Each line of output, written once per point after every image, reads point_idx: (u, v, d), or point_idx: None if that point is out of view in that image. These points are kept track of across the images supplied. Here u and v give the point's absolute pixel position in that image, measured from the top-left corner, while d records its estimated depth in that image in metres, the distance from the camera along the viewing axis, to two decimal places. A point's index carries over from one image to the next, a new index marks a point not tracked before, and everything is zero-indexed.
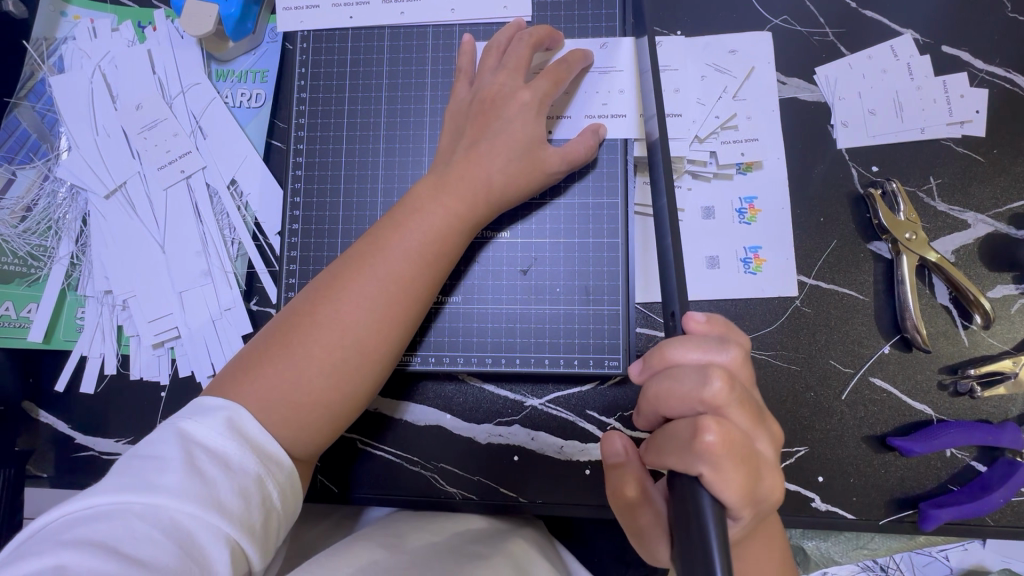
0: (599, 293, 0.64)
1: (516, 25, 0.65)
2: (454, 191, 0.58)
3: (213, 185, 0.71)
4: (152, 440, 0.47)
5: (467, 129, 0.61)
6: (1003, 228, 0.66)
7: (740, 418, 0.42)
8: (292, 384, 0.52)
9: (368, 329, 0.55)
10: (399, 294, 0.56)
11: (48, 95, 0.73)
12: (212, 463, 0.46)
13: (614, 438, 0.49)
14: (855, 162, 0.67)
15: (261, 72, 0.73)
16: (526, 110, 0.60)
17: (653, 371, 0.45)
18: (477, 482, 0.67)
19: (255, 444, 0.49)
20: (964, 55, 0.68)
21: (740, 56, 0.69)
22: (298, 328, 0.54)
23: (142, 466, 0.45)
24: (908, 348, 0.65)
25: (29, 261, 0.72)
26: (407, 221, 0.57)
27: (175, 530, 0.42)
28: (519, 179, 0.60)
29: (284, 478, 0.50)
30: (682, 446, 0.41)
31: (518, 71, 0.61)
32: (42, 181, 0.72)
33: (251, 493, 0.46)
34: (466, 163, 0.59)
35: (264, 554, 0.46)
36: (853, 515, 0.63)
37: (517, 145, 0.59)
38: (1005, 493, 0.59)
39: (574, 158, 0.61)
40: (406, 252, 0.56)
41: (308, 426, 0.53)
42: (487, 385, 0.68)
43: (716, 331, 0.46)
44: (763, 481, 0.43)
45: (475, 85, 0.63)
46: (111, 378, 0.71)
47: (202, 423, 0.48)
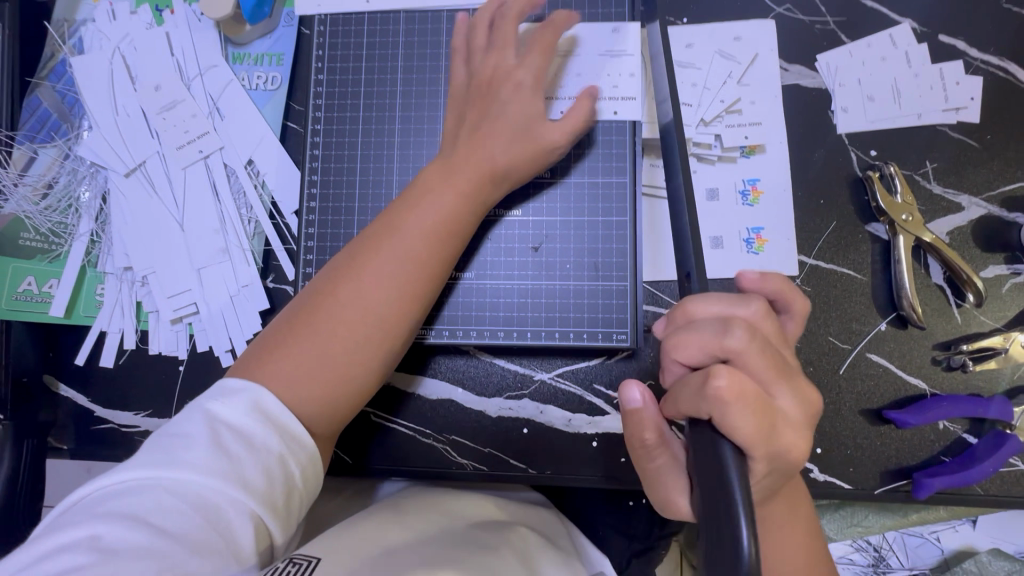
0: (607, 270, 0.66)
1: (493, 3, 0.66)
2: (464, 170, 0.60)
3: (231, 165, 0.73)
4: (180, 419, 0.49)
5: (467, 114, 0.63)
6: (996, 210, 0.68)
7: (760, 367, 0.42)
8: (315, 362, 0.55)
9: (385, 307, 0.57)
10: (412, 273, 0.57)
11: (69, 76, 0.74)
12: (236, 441, 0.47)
13: (631, 387, 0.49)
14: (855, 146, 0.70)
15: (277, 55, 0.75)
16: (522, 88, 0.62)
17: (676, 325, 0.45)
18: (488, 454, 0.69)
19: (278, 424, 0.51)
20: (961, 44, 0.70)
21: (744, 43, 0.71)
22: (316, 309, 0.57)
23: (170, 444, 0.47)
24: (904, 325, 0.67)
25: (51, 238, 0.73)
26: (420, 202, 0.59)
27: (202, 504, 0.44)
28: (521, 159, 0.61)
29: (305, 457, 0.52)
30: (695, 394, 0.42)
31: (538, 53, 0.63)
32: (63, 160, 0.74)
33: (274, 471, 0.48)
34: (473, 144, 0.61)
35: (286, 530, 0.48)
36: (848, 485, 0.66)
37: (515, 125, 0.61)
38: (993, 463, 0.62)
39: (575, 128, 0.62)
40: (417, 233, 0.58)
41: (327, 401, 0.55)
42: (498, 360, 0.70)
43: (769, 286, 0.48)
44: (781, 437, 0.42)
45: (470, 65, 0.65)
46: (130, 353, 0.73)
47: (228, 404, 0.50)
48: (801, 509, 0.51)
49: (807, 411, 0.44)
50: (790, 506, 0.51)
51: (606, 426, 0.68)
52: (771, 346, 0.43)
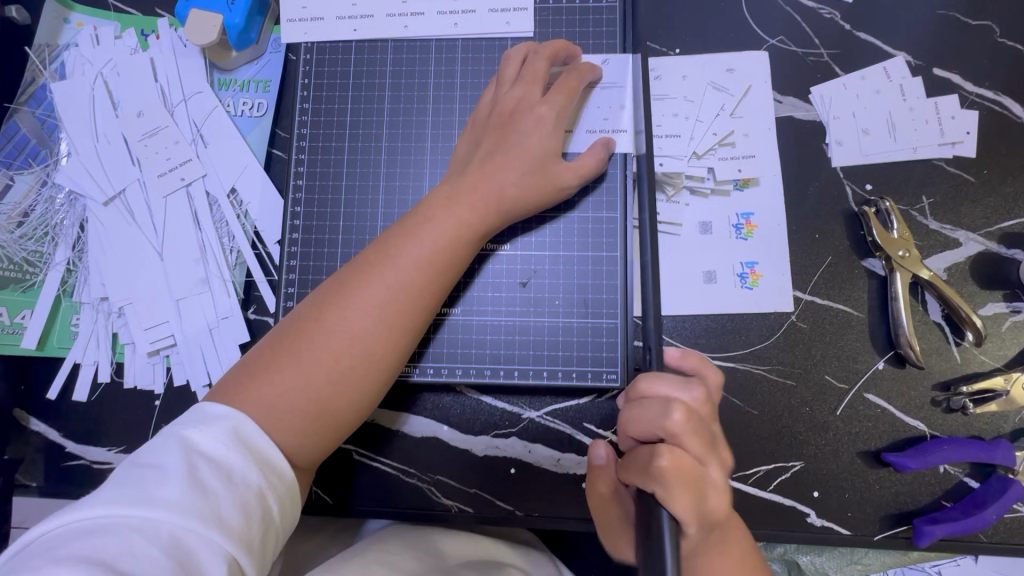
0: (597, 306, 0.65)
1: (529, 42, 0.66)
2: (465, 200, 0.59)
3: (213, 194, 0.71)
4: (154, 448, 0.46)
5: (484, 141, 0.62)
6: (994, 246, 0.67)
7: (694, 448, 0.45)
8: (297, 392, 0.52)
9: (375, 338, 0.55)
10: (408, 302, 0.56)
11: (49, 101, 0.73)
12: (213, 474, 0.45)
13: (597, 446, 0.56)
14: (850, 180, 0.68)
15: (263, 82, 0.73)
16: (543, 123, 0.61)
17: (629, 400, 0.50)
18: (473, 494, 0.67)
19: (258, 456, 0.48)
20: (955, 78, 0.70)
21: (737, 75, 0.70)
22: (306, 334, 0.54)
23: (141, 476, 0.44)
24: (901, 365, 0.65)
25: (25, 267, 0.71)
26: (419, 229, 0.58)
27: (173, 545, 0.41)
28: (532, 193, 0.60)
29: (285, 491, 0.49)
30: (641, 468, 0.45)
31: (536, 84, 0.62)
32: (39, 187, 0.72)
33: (252, 507, 0.46)
34: (479, 175, 0.60)
35: (260, 571, 0.46)
36: (847, 531, 0.63)
37: (530, 158, 0.60)
38: (999, 509, 0.60)
39: (586, 172, 0.62)
40: (417, 259, 0.57)
41: (312, 433, 0.53)
42: (485, 397, 0.68)
43: (691, 363, 0.53)
44: (714, 508, 0.45)
45: (497, 95, 0.64)
46: (104, 386, 0.70)
47: (206, 433, 0.47)
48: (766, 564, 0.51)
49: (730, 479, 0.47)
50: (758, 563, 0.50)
51: None
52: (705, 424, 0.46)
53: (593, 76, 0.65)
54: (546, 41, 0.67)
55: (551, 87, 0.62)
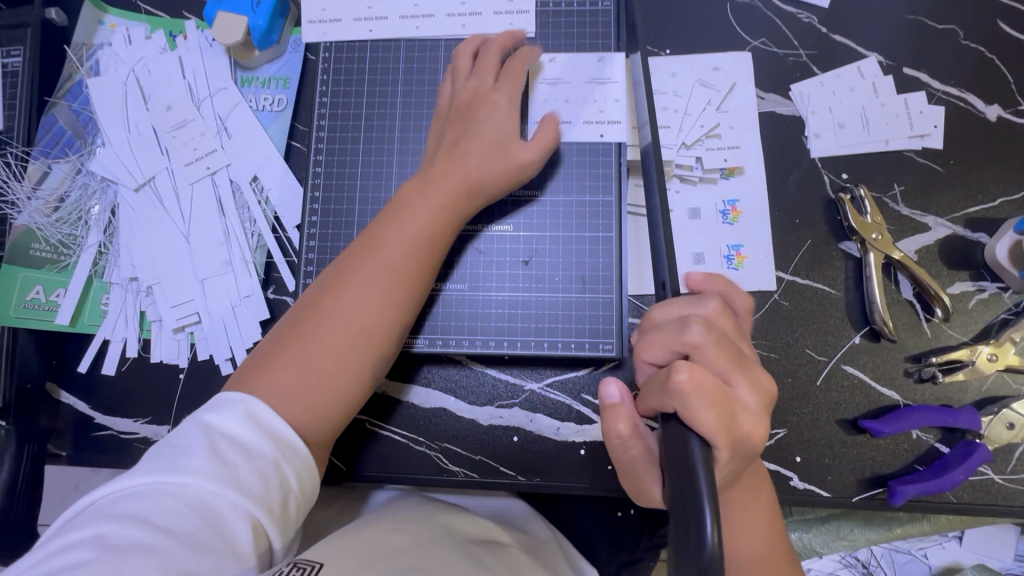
0: (594, 283, 0.70)
1: (481, 37, 0.72)
2: (435, 184, 0.64)
3: (236, 182, 0.77)
4: (181, 429, 0.52)
5: (447, 130, 0.67)
6: (960, 230, 0.72)
7: (717, 369, 0.46)
8: (305, 372, 0.57)
9: (370, 317, 0.60)
10: (396, 283, 0.61)
11: (84, 96, 0.78)
12: (231, 446, 0.50)
13: (609, 384, 0.53)
14: (827, 170, 0.74)
15: (283, 79, 0.79)
16: (497, 110, 0.66)
17: (644, 328, 0.51)
18: (479, 461, 0.71)
19: (273, 430, 0.53)
20: (923, 76, 0.76)
21: (723, 73, 0.76)
22: (306, 323, 0.60)
23: (170, 454, 0.49)
24: (876, 339, 0.71)
25: (60, 249, 0.76)
26: (398, 217, 0.63)
27: (199, 505, 0.46)
28: (497, 173, 0.65)
29: (300, 463, 0.53)
30: (660, 389, 0.45)
31: (486, 74, 0.68)
32: (74, 175, 0.77)
33: (269, 476, 0.50)
34: (447, 161, 0.65)
35: (283, 533, 0.50)
36: (827, 493, 0.68)
37: (489, 143, 0.65)
38: (963, 471, 0.65)
39: (544, 144, 0.66)
40: (398, 244, 0.62)
41: (322, 409, 0.58)
42: (490, 369, 0.73)
43: (715, 286, 0.53)
44: (743, 424, 0.45)
45: (455, 86, 0.69)
46: (132, 360, 0.75)
47: (223, 415, 0.52)
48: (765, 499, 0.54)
49: (764, 398, 0.47)
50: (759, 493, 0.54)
51: (594, 435, 0.71)
52: (730, 346, 0.47)
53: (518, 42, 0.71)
54: (493, 36, 0.72)
55: (501, 75, 0.68)
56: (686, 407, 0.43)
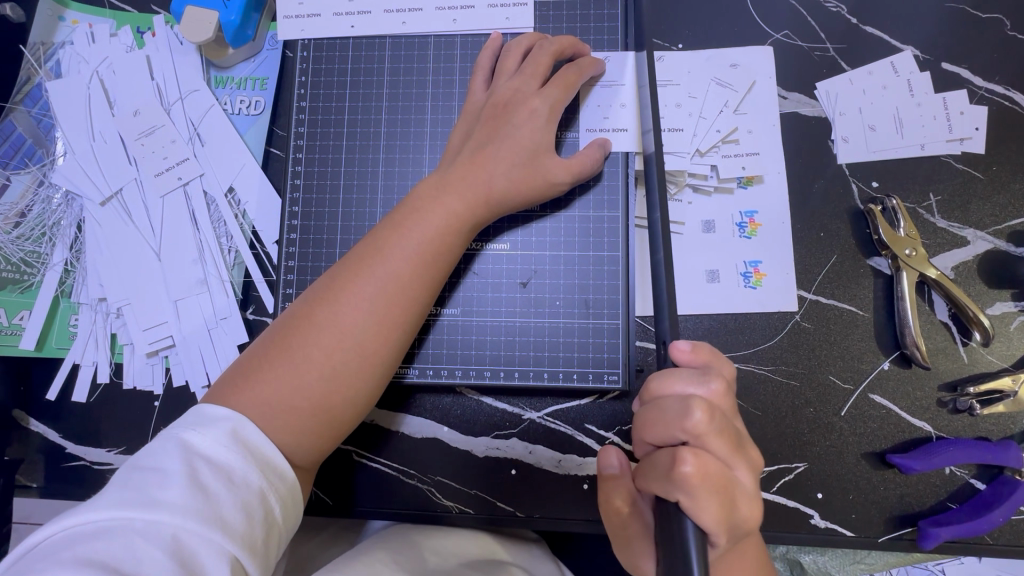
0: (598, 306, 0.64)
1: (538, 34, 0.65)
2: (454, 192, 0.58)
3: (210, 193, 0.71)
4: (154, 451, 0.46)
5: (475, 132, 0.61)
6: (1002, 244, 0.66)
7: (720, 455, 0.42)
8: (291, 388, 0.52)
9: (368, 332, 0.55)
10: (399, 295, 0.55)
11: (45, 101, 0.72)
12: (214, 476, 0.45)
13: (610, 454, 0.52)
14: (855, 178, 0.67)
15: (260, 80, 0.73)
16: (536, 116, 0.60)
17: (643, 401, 0.46)
18: (474, 495, 0.66)
19: (258, 456, 0.49)
20: (964, 72, 0.68)
21: (741, 70, 0.69)
22: (298, 332, 0.54)
23: (143, 480, 0.44)
24: (907, 365, 0.65)
25: (23, 267, 0.71)
26: (407, 222, 0.57)
27: (176, 547, 0.41)
28: (522, 187, 0.59)
29: (286, 491, 0.49)
30: (663, 475, 0.42)
31: (535, 77, 0.61)
32: (36, 187, 0.71)
33: (254, 508, 0.46)
34: (470, 166, 0.59)
35: (264, 572, 0.46)
36: (851, 532, 0.63)
37: (522, 151, 0.59)
38: (1004, 511, 0.59)
39: (579, 170, 0.60)
40: (406, 253, 0.56)
41: (309, 431, 0.53)
42: (485, 398, 0.67)
43: (702, 359, 0.46)
44: (743, 514, 0.43)
45: (491, 87, 0.63)
46: (103, 387, 0.70)
47: (205, 435, 0.47)
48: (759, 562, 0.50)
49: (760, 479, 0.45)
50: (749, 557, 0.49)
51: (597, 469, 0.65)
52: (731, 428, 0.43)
53: (577, 50, 0.64)
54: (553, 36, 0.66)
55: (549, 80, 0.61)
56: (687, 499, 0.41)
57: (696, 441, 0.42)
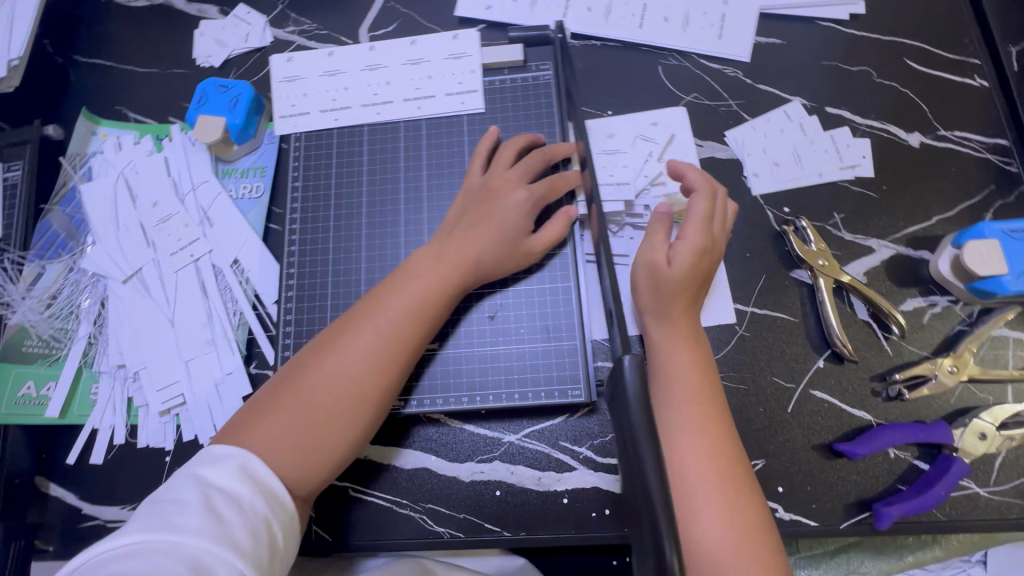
0: (557, 331, 0.73)
1: (530, 138, 0.77)
2: (449, 259, 0.67)
3: (218, 265, 0.81)
4: (173, 486, 0.52)
5: (468, 210, 0.71)
6: (903, 249, 0.76)
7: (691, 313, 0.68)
8: (297, 428, 0.58)
9: (369, 381, 0.61)
10: (399, 350, 0.63)
11: (77, 200, 0.85)
12: (227, 504, 0.51)
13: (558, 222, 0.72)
14: (769, 206, 0.79)
15: (260, 168, 0.85)
16: (520, 205, 0.70)
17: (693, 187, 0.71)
18: (463, 519, 0.71)
19: (263, 487, 0.55)
20: (845, 113, 0.82)
21: (660, 126, 0.83)
22: (304, 379, 0.61)
23: (163, 509, 0.50)
24: (840, 361, 0.72)
25: (51, 342, 0.80)
26: (406, 284, 0.65)
27: (196, 565, 0.47)
28: (503, 258, 0.69)
29: (287, 519, 0.56)
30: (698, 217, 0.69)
31: (523, 172, 0.72)
32: (66, 273, 0.82)
33: (260, 533, 0.52)
34: (461, 238, 0.68)
35: None
36: (814, 522, 0.68)
37: (505, 231, 0.69)
38: (944, 485, 0.65)
39: (552, 239, 0.71)
40: (404, 312, 0.64)
41: (311, 469, 0.59)
42: (468, 425, 0.74)
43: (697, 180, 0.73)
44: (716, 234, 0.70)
45: (487, 172, 0.74)
46: (119, 447, 0.76)
47: (217, 469, 0.54)
48: (757, 508, 0.59)
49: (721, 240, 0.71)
50: (745, 499, 0.59)
51: (574, 482, 0.71)
52: (712, 254, 0.69)
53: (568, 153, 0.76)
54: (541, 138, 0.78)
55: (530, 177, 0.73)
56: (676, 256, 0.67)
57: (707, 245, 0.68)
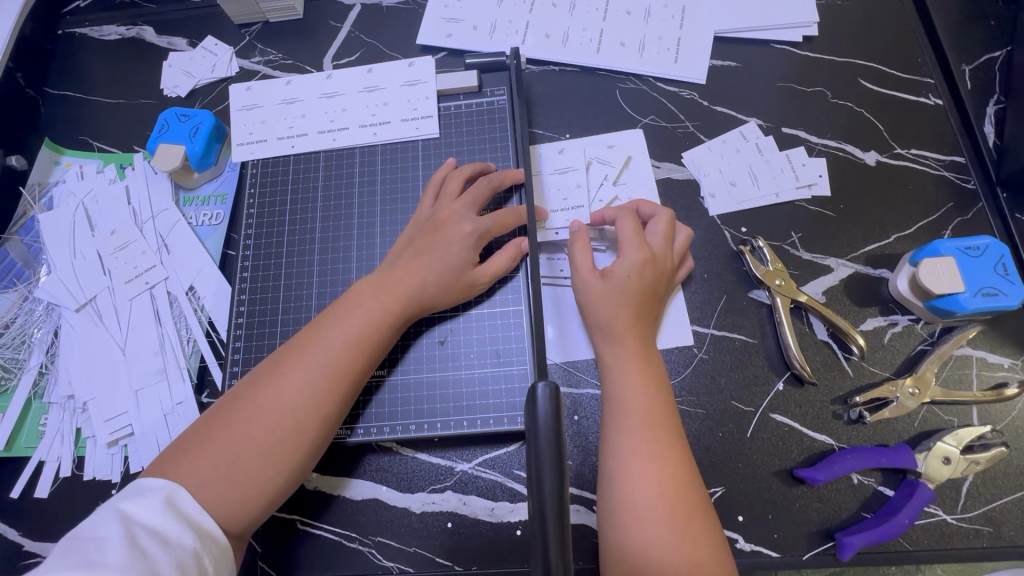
0: (509, 356, 0.72)
1: (477, 167, 0.77)
2: (392, 290, 0.67)
3: (174, 293, 0.81)
4: (95, 523, 0.51)
5: (415, 242, 0.71)
6: (862, 268, 0.75)
7: (639, 326, 0.65)
8: (227, 461, 0.58)
9: (305, 412, 0.61)
10: (336, 380, 0.62)
11: (36, 229, 0.85)
12: (151, 539, 0.51)
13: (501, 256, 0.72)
14: (726, 226, 0.78)
15: (221, 195, 0.85)
16: (466, 237, 0.70)
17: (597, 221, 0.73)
18: (413, 553, 0.69)
19: (191, 521, 0.54)
20: (801, 133, 0.82)
21: (616, 149, 0.83)
22: (238, 411, 0.60)
23: (84, 547, 0.49)
24: (800, 384, 0.71)
25: (2, 373, 0.79)
26: (347, 314, 0.66)
27: None
28: (449, 290, 0.69)
29: (219, 552, 0.55)
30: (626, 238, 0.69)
31: (469, 204, 0.72)
32: (21, 302, 0.82)
33: (188, 567, 0.51)
34: (405, 270, 0.68)
35: None
36: (776, 553, 0.65)
37: (451, 265, 0.69)
38: (909, 513, 0.63)
39: (499, 272, 0.71)
40: (344, 342, 0.64)
41: (241, 503, 0.57)
42: (419, 454, 0.72)
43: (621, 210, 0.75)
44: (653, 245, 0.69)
45: (437, 204, 0.74)
46: (65, 480, 0.75)
47: (143, 503, 0.53)
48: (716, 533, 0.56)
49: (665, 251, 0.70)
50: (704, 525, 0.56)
51: (528, 513, 0.68)
52: (656, 265, 0.68)
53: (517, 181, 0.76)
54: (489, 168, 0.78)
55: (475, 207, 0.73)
56: (613, 271, 0.66)
57: (646, 260, 0.67)
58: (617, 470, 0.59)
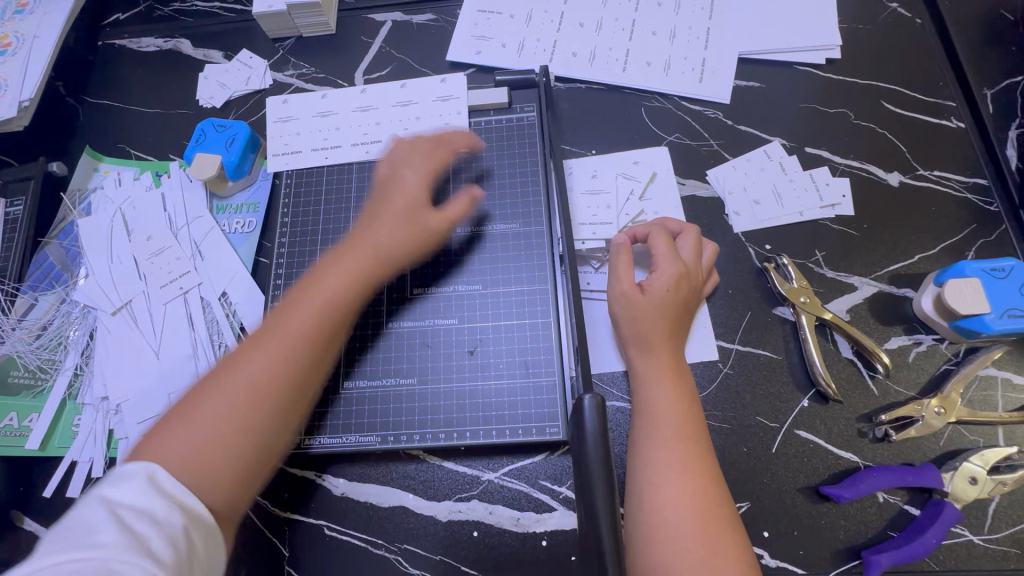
0: (537, 367, 0.73)
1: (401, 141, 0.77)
2: (360, 252, 0.66)
3: (206, 298, 0.83)
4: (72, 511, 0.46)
5: (381, 208, 0.70)
6: (886, 287, 0.76)
7: (673, 340, 0.67)
8: (195, 436, 0.53)
9: (271, 372, 0.57)
10: (302, 339, 0.59)
11: (74, 234, 0.88)
12: (139, 519, 0.46)
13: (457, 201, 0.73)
14: (751, 243, 0.80)
15: (254, 204, 0.88)
16: (409, 186, 0.72)
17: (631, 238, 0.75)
18: (438, 561, 0.69)
19: (178, 499, 0.49)
20: (824, 153, 0.84)
21: (642, 165, 0.85)
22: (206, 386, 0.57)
23: (67, 532, 0.45)
24: (825, 401, 0.71)
25: (39, 373, 0.81)
26: (315, 279, 0.64)
27: None
28: (406, 244, 0.68)
29: (206, 530, 0.50)
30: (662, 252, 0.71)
31: (412, 164, 0.74)
32: (59, 304, 0.84)
33: (180, 543, 0.47)
34: (371, 234, 0.68)
35: None
36: (802, 570, 0.65)
37: (397, 221, 0.69)
38: (936, 532, 0.63)
39: (450, 218, 0.71)
40: (311, 303, 0.61)
41: (212, 477, 0.52)
42: (446, 462, 0.73)
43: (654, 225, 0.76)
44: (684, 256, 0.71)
45: (412, 170, 0.73)
46: (97, 480, 0.76)
47: (121, 486, 0.48)
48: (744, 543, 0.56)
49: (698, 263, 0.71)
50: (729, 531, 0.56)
51: (554, 523, 0.69)
52: (690, 279, 0.69)
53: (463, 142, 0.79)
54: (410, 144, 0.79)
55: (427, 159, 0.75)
56: (652, 285, 0.68)
57: (681, 273, 0.69)
58: (646, 482, 0.59)
